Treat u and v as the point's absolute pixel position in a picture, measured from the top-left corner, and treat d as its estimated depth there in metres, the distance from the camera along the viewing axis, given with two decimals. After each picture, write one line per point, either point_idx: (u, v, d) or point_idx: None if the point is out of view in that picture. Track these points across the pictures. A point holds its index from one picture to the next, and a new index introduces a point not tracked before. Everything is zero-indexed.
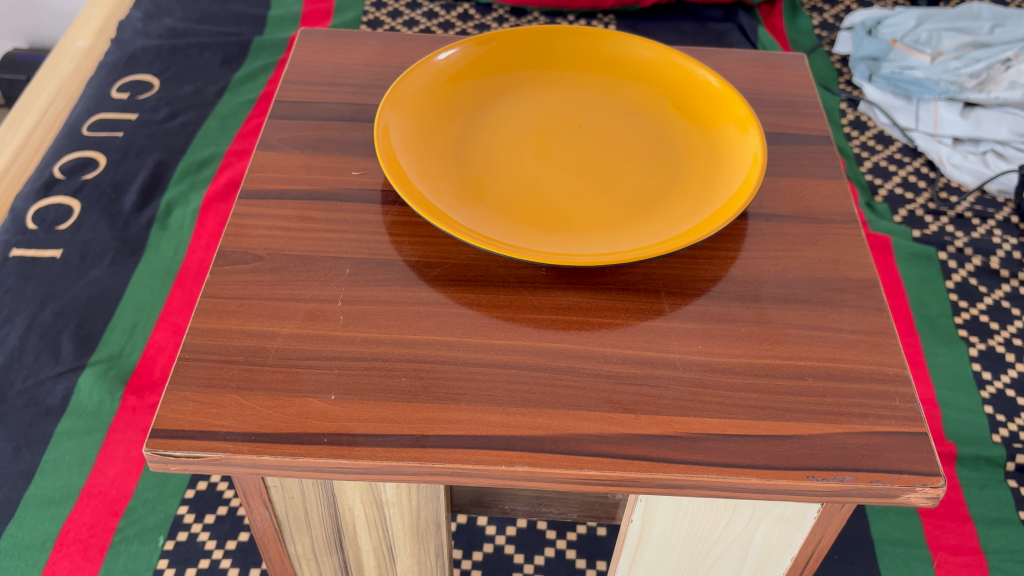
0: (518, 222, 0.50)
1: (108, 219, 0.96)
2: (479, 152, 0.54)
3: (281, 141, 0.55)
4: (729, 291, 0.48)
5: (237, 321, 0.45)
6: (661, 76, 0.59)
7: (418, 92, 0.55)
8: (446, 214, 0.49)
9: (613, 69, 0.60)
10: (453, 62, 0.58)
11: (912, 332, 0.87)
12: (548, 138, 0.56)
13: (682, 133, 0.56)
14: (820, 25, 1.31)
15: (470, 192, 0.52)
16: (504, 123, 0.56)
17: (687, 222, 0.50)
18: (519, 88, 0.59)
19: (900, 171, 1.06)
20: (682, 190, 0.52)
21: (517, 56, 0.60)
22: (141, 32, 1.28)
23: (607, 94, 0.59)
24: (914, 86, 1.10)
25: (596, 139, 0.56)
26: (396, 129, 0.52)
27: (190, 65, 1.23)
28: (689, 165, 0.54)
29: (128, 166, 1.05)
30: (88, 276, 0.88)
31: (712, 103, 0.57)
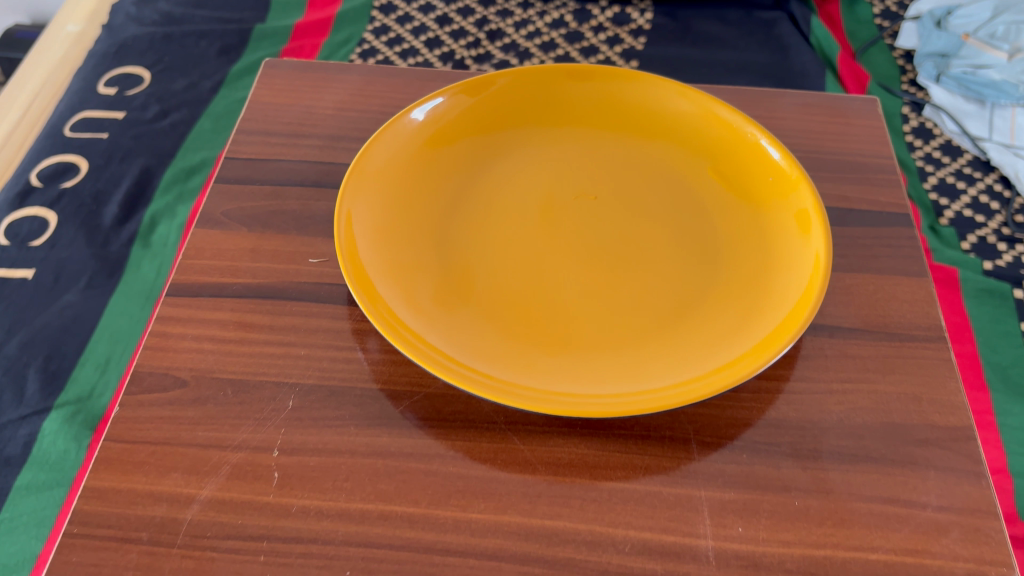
0: (511, 338, 0.40)
1: (87, 235, 0.87)
2: (468, 238, 0.44)
3: (225, 215, 0.45)
4: (780, 443, 0.37)
5: (144, 479, 0.36)
6: (700, 131, 0.48)
7: (394, 159, 0.44)
8: (418, 329, 0.38)
9: (640, 120, 0.49)
10: (440, 114, 0.47)
11: (982, 386, 0.74)
12: (556, 215, 0.45)
13: (723, 211, 0.45)
14: (882, 14, 1.17)
15: (454, 296, 0.41)
16: (503, 194, 0.46)
17: (726, 344, 0.39)
18: (524, 148, 0.48)
19: (969, 189, 0.94)
20: (725, 294, 0.41)
21: (520, 103, 0.49)
22: (134, 17, 1.18)
23: (633, 155, 0.48)
24: (989, 89, 0.99)
25: (616, 217, 0.45)
26: (364, 212, 0.42)
27: (185, 56, 1.13)
28: (732, 257, 0.43)
29: (112, 173, 0.96)
30: (61, 301, 0.79)
31: (762, 171, 0.45)
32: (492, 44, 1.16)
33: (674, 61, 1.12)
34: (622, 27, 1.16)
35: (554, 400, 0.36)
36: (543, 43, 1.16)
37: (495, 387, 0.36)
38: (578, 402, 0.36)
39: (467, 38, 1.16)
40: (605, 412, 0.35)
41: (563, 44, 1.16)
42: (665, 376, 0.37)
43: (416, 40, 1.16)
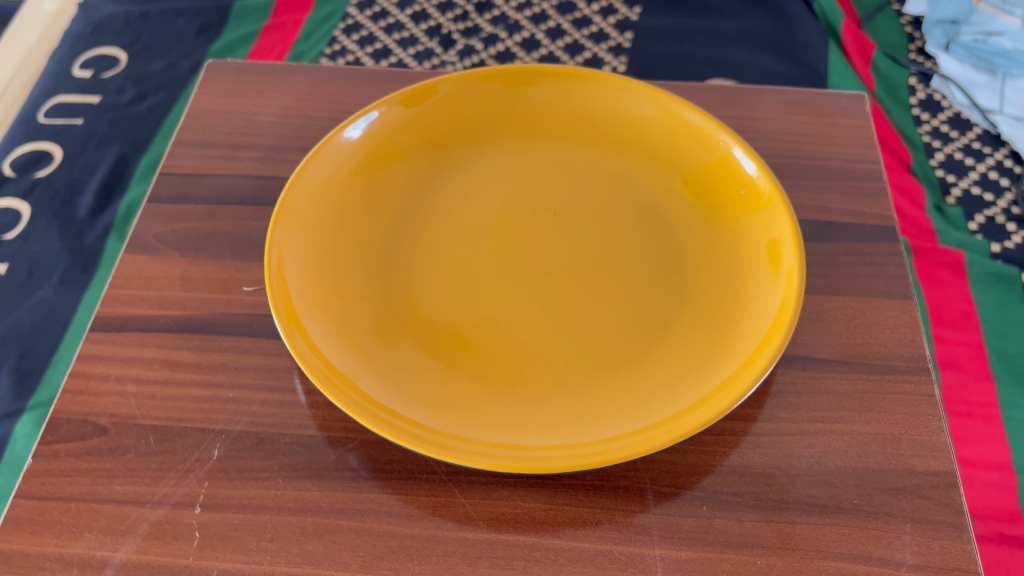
0: (454, 377, 0.37)
1: (60, 227, 0.85)
2: (415, 266, 0.41)
3: (157, 239, 0.42)
4: (743, 493, 0.34)
5: (55, 541, 0.33)
6: (669, 136, 0.44)
7: (335, 180, 0.42)
8: (351, 371, 0.36)
9: (604, 126, 0.46)
10: (384, 127, 0.44)
11: (985, 377, 0.67)
12: (512, 236, 0.42)
13: (691, 228, 0.41)
14: None
15: (397, 330, 0.38)
16: (454, 216, 0.43)
17: (687, 381, 0.36)
18: (479, 164, 0.45)
19: (979, 165, 0.93)
20: (689, 323, 0.38)
21: (475, 111, 0.46)
22: None
23: (597, 167, 0.45)
24: (1000, 58, 0.97)
25: (576, 235, 0.42)
26: (297, 242, 0.39)
27: (163, 35, 1.09)
28: (700, 279, 0.39)
29: (87, 160, 0.93)
30: (34, 296, 0.78)
31: (734, 179, 0.42)
32: (481, 16, 1.13)
33: (669, 34, 1.08)
34: None
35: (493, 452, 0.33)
36: (534, 15, 1.12)
37: (428, 439, 0.33)
38: (517, 453, 0.33)
39: (455, 11, 1.13)
40: (545, 466, 0.32)
41: (555, 16, 1.12)
42: (618, 422, 0.34)
43: (402, 14, 1.13)
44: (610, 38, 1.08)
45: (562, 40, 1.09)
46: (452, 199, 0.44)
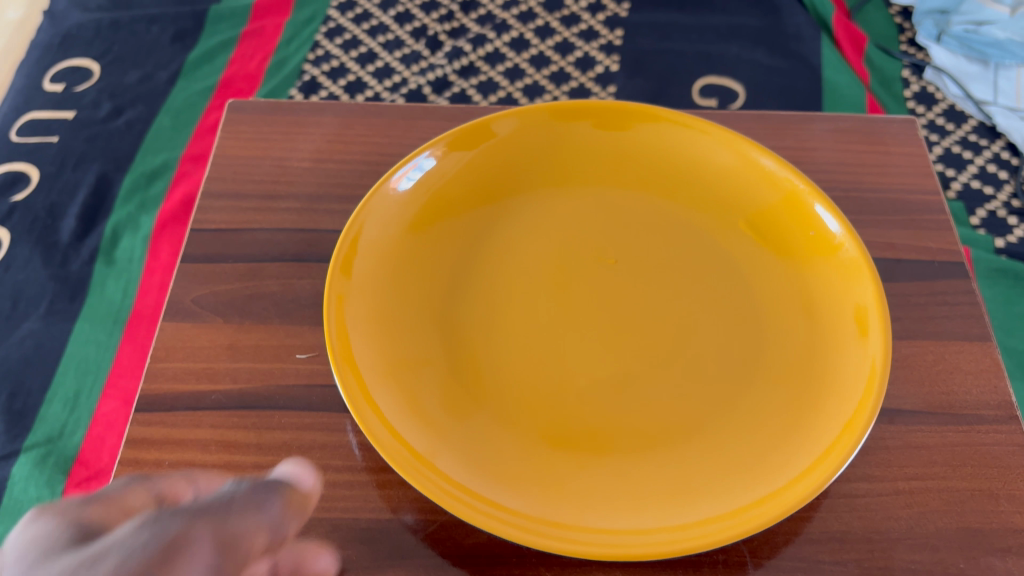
0: (527, 448, 0.35)
1: (43, 255, 0.87)
2: (477, 324, 0.39)
3: (198, 303, 0.40)
4: (846, 561, 0.33)
5: None
6: (733, 178, 0.43)
7: (384, 233, 0.40)
8: (425, 449, 0.33)
9: (658, 170, 0.45)
10: (433, 176, 0.42)
11: None
12: (571, 287, 0.41)
13: (767, 277, 0.40)
14: None
15: (463, 398, 0.36)
16: (512, 268, 0.42)
17: (780, 450, 0.34)
18: (530, 215, 0.44)
19: (977, 158, 0.97)
20: (775, 379, 0.37)
21: (525, 156, 0.45)
22: (78, 3, 1.10)
23: (655, 213, 0.44)
24: (993, 48, 1.02)
25: (641, 286, 0.41)
26: (355, 298, 0.37)
27: (136, 44, 1.05)
28: (780, 332, 0.38)
29: (66, 182, 0.93)
30: (22, 330, 0.82)
31: (806, 222, 0.40)
32: (466, 15, 1.09)
33: (660, 30, 1.06)
34: None
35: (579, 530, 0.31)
36: (521, 13, 1.09)
37: (516, 521, 0.31)
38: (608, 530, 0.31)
39: (439, 11, 1.10)
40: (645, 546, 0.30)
41: (542, 13, 1.09)
42: (712, 490, 0.33)
43: (385, 15, 1.10)
44: (600, 36, 1.06)
45: (551, 39, 1.07)
46: (504, 254, 0.42)
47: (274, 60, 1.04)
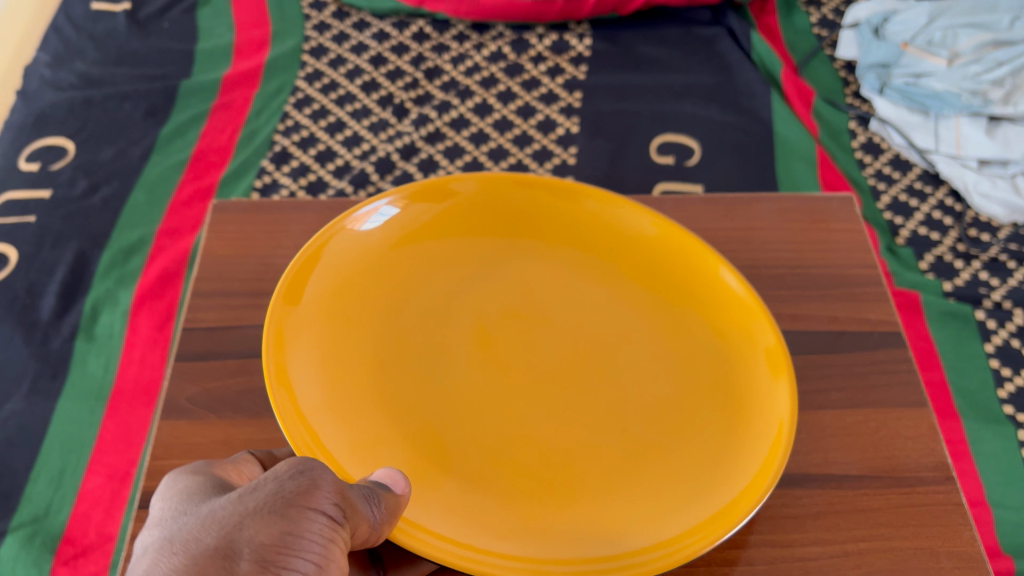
0: (514, 477, 0.49)
1: (24, 332, 0.89)
2: (418, 380, 0.54)
3: (191, 401, 0.49)
4: None
5: None
6: (607, 233, 0.63)
7: (316, 315, 0.54)
8: (419, 519, 0.46)
9: (539, 236, 0.63)
10: (339, 263, 0.57)
11: (953, 415, 0.84)
12: (491, 343, 0.57)
13: (652, 316, 0.58)
14: (819, 23, 1.23)
15: (424, 449, 0.50)
16: (443, 326, 0.57)
17: (687, 468, 0.50)
18: (443, 282, 0.60)
19: (922, 206, 1.02)
20: (685, 396, 0.53)
21: (427, 238, 0.61)
22: (50, 81, 1.12)
23: (539, 273, 0.61)
24: (932, 100, 1.08)
25: (549, 335, 0.57)
26: (302, 371, 0.51)
27: (109, 122, 1.08)
28: (663, 357, 0.56)
29: (44, 261, 0.95)
30: (4, 410, 0.84)
31: (672, 261, 0.60)
32: (431, 83, 1.14)
33: (617, 91, 1.11)
34: (562, 56, 1.15)
35: (585, 557, 0.45)
36: (483, 79, 1.14)
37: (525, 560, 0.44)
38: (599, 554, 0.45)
39: (404, 78, 1.14)
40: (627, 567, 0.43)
41: (503, 78, 1.14)
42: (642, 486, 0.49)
43: (351, 84, 1.14)
44: (560, 98, 1.11)
45: (513, 103, 1.11)
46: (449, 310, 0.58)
47: (245, 132, 1.08)
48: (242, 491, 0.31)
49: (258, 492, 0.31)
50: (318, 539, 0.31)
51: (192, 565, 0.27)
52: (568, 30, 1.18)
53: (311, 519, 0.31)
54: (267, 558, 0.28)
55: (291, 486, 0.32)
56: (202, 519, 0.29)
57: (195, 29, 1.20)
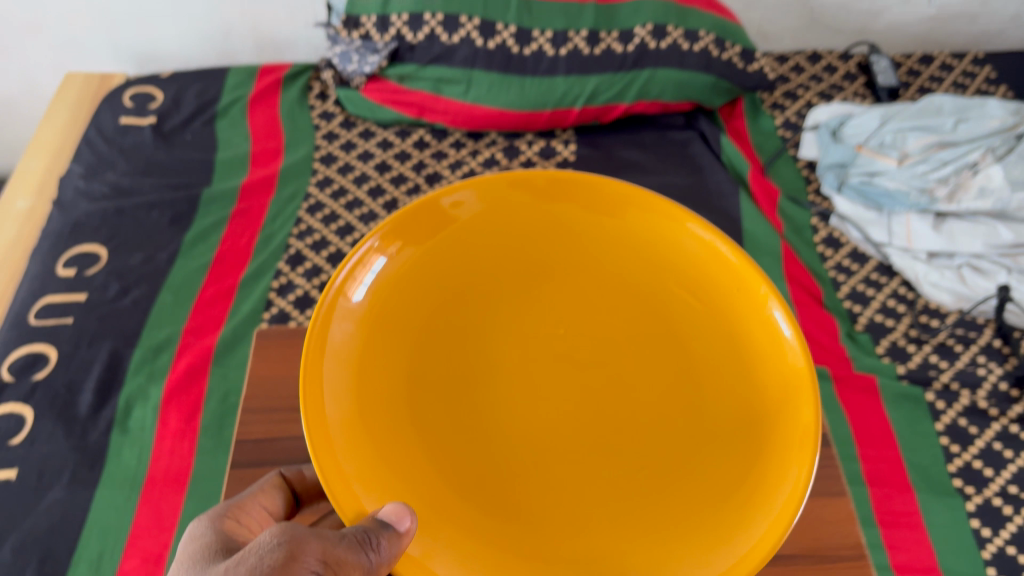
0: (527, 463, 0.65)
1: (64, 427, 0.98)
2: (469, 371, 0.69)
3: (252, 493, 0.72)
4: None
5: None
6: (644, 244, 0.77)
7: (377, 312, 0.71)
8: (422, 554, 0.59)
9: (581, 243, 0.78)
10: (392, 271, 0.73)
11: (907, 489, 0.94)
12: (536, 338, 0.72)
13: (669, 318, 0.73)
14: (783, 125, 1.35)
15: (465, 433, 0.66)
16: (492, 325, 0.72)
17: (675, 453, 0.65)
18: (497, 283, 0.75)
19: (878, 295, 1.13)
20: (692, 386, 0.69)
21: (475, 244, 0.76)
22: (84, 191, 1.23)
23: (584, 274, 0.76)
24: (886, 198, 1.19)
25: (578, 336, 0.72)
26: (357, 363, 0.67)
27: (138, 229, 1.19)
28: (676, 353, 0.71)
29: (81, 360, 1.04)
30: (48, 499, 0.93)
31: (707, 271, 0.75)
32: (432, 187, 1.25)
33: None
34: (549, 161, 1.27)
35: (568, 548, 0.60)
36: None
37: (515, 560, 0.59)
38: (605, 553, 0.60)
39: (407, 183, 1.25)
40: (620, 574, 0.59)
41: None
42: (658, 485, 0.63)
43: (359, 190, 1.24)
44: None
45: None
46: (476, 332, 0.72)
47: (261, 237, 1.18)
48: (234, 563, 0.52)
49: (245, 565, 0.52)
50: None
51: None
52: (554, 137, 1.31)
53: None
54: None
55: (271, 558, 0.52)
56: None
57: (214, 140, 1.31)
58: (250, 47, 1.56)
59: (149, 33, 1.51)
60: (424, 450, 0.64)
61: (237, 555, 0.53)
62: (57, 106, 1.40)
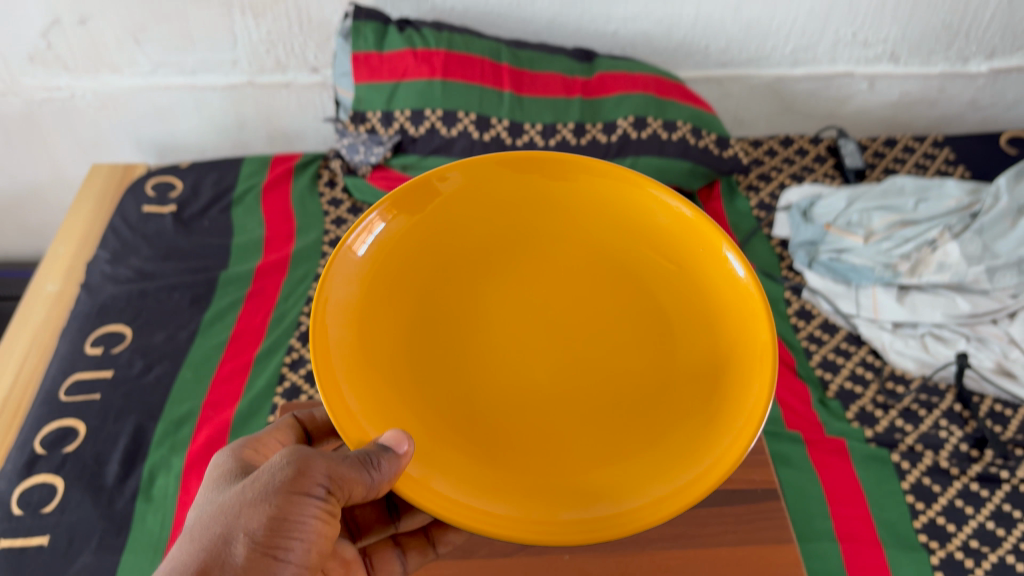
0: (515, 423, 0.69)
1: (92, 496, 1.06)
2: (454, 338, 0.74)
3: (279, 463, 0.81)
4: None
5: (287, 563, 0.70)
6: (620, 210, 0.79)
7: (371, 274, 0.71)
8: (423, 476, 0.62)
9: (562, 208, 0.80)
10: (388, 234, 0.73)
11: (876, 544, 1.00)
12: (513, 310, 0.77)
13: (640, 285, 0.77)
14: (759, 206, 1.45)
15: (450, 393, 0.70)
16: (473, 297, 0.77)
17: (648, 410, 0.70)
18: (476, 252, 0.78)
19: (847, 362, 1.21)
20: (659, 350, 0.73)
21: (463, 210, 0.78)
22: (110, 276, 1.33)
23: (558, 246, 0.80)
24: (852, 273, 1.29)
25: (554, 306, 0.77)
26: (353, 322, 0.68)
27: (160, 310, 1.28)
28: (644, 320, 0.75)
29: (109, 433, 1.12)
30: (77, 563, 0.99)
31: (675, 235, 0.77)
32: None
33: None
34: None
35: (559, 495, 0.64)
36: None
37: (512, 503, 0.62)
38: (595, 501, 0.63)
39: None
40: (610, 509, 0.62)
41: None
42: (637, 436, 0.68)
43: None
44: None
45: None
46: (464, 295, 0.76)
47: (275, 316, 1.28)
48: (251, 480, 0.60)
49: (258, 483, 0.59)
50: (309, 514, 0.59)
51: (221, 527, 0.57)
52: None
53: (296, 501, 0.58)
54: (270, 526, 0.57)
55: (281, 476, 0.60)
56: (230, 501, 0.58)
57: (230, 226, 1.42)
58: (263, 138, 1.67)
59: (168, 127, 1.63)
60: (417, 400, 0.68)
61: (254, 474, 0.60)
62: (84, 196, 1.51)
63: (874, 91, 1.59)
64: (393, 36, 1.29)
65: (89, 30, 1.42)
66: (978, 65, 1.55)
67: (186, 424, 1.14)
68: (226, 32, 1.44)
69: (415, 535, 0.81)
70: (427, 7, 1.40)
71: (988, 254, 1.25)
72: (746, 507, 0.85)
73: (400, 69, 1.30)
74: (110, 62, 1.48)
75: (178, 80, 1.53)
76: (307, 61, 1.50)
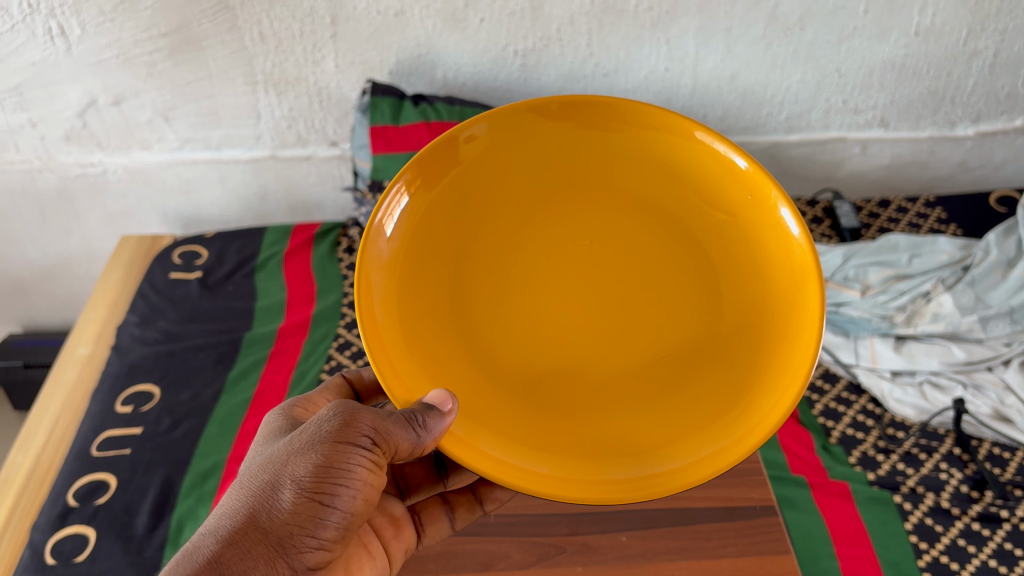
0: (555, 377, 0.79)
1: (123, 544, 1.09)
2: (500, 289, 0.81)
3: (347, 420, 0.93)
4: None
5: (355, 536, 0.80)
6: (671, 153, 0.82)
7: (412, 231, 0.77)
8: (467, 437, 0.71)
9: (612, 152, 0.83)
10: (427, 192, 0.78)
11: None
12: (561, 258, 0.83)
13: (686, 230, 0.82)
14: None
15: (492, 345, 0.79)
16: (523, 240, 0.83)
17: (689, 371, 0.78)
18: (523, 197, 0.83)
19: (849, 411, 1.26)
20: (700, 302, 0.81)
21: (507, 160, 0.82)
22: (139, 338, 1.39)
23: (608, 188, 0.84)
24: (850, 324, 1.35)
25: (601, 252, 0.84)
26: (395, 277, 0.76)
27: (186, 369, 1.34)
28: (685, 267, 0.82)
29: (138, 485, 1.17)
30: None
31: (724, 180, 0.81)
32: None
33: None
34: None
35: (608, 456, 0.72)
36: None
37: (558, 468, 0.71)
38: (640, 465, 0.72)
39: None
40: (651, 470, 0.71)
41: None
42: (676, 393, 0.77)
43: None
44: None
45: None
46: (513, 238, 0.83)
47: (296, 373, 1.33)
48: (304, 429, 0.69)
49: (307, 432, 0.69)
50: (357, 464, 0.67)
51: (272, 472, 0.67)
52: None
53: (340, 450, 0.67)
54: (315, 473, 0.66)
55: (327, 427, 0.69)
56: (282, 449, 0.68)
57: (252, 290, 1.48)
58: (283, 210, 1.76)
59: (194, 200, 1.72)
60: (464, 352, 0.77)
61: (307, 423, 0.70)
62: (114, 265, 1.58)
63: (868, 154, 1.67)
64: (408, 110, 1.39)
65: (122, 110, 1.51)
66: (965, 129, 1.63)
67: (212, 478, 1.17)
68: (251, 109, 1.53)
69: (462, 492, 0.90)
70: (440, 83, 1.49)
71: (981, 304, 1.30)
72: (745, 521, 0.95)
73: (415, 140, 1.38)
74: (141, 139, 1.57)
75: (204, 155, 1.62)
76: (326, 136, 1.59)
